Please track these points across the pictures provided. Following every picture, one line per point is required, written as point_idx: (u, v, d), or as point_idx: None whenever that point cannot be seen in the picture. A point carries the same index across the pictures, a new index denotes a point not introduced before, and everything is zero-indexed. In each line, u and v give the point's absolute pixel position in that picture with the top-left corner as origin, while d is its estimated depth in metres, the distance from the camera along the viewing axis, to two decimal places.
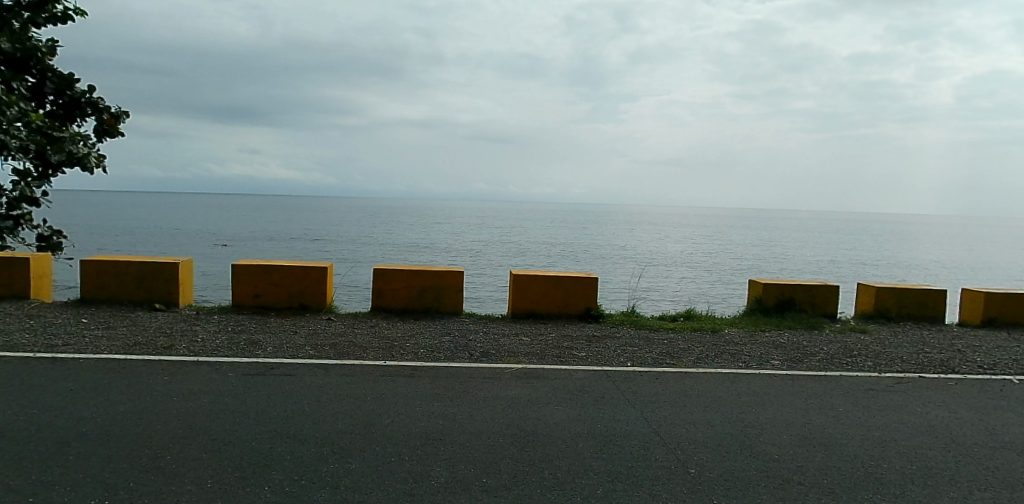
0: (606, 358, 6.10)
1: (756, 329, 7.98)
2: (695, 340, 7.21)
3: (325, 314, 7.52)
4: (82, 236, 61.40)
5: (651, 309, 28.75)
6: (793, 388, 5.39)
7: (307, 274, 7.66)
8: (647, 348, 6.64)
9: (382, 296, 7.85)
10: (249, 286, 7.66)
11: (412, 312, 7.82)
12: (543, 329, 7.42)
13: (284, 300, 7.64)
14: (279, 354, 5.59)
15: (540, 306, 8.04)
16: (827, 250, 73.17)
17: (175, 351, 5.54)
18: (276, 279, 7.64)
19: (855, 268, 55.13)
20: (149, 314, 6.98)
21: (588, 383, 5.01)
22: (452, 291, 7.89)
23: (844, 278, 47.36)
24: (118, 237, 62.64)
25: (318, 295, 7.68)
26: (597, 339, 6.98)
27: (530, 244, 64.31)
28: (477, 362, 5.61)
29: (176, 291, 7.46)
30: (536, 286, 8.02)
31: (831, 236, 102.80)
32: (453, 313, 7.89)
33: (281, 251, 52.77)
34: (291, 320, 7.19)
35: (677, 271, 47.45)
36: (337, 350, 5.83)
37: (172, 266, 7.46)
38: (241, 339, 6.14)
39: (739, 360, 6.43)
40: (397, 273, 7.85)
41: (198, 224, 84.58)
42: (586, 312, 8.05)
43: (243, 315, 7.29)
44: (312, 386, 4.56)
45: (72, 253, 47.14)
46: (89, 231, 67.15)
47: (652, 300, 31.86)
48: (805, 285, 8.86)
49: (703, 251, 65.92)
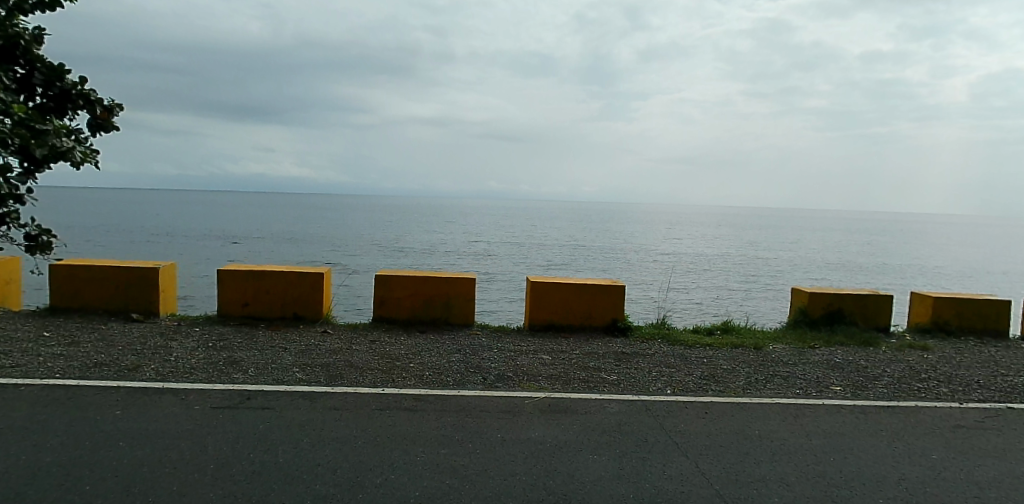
0: (641, 382, 5.25)
1: (805, 346, 7.08)
2: (739, 360, 6.33)
3: (320, 327, 6.72)
4: (89, 234, 60.77)
5: (669, 311, 27.49)
6: (866, 426, 4.52)
7: (302, 280, 6.88)
8: (686, 369, 5.78)
9: (385, 305, 7.04)
10: (237, 295, 6.88)
11: (419, 323, 7.01)
12: (564, 344, 6.59)
13: (276, 310, 6.85)
14: (262, 378, 4.78)
15: (560, 317, 7.19)
16: (846, 251, 71.10)
17: (141, 374, 4.72)
18: (267, 286, 6.85)
19: (878, 270, 53.28)
20: (123, 327, 6.21)
21: (624, 420, 4.17)
22: (461, 300, 7.08)
23: (867, 280, 45.68)
24: (124, 234, 61.97)
25: (313, 304, 6.89)
26: (627, 358, 6.13)
27: (541, 244, 63.04)
28: (492, 389, 4.78)
29: (156, 300, 6.70)
30: (557, 295, 7.19)
31: (849, 236, 100.50)
32: (464, 325, 7.07)
33: (288, 250, 51.99)
34: (281, 334, 6.37)
35: (693, 271, 46.03)
36: (331, 373, 5.02)
37: (152, 272, 6.70)
38: (221, 358, 5.34)
39: (795, 387, 5.55)
40: (402, 280, 7.04)
41: (207, 222, 83.83)
42: (612, 324, 7.20)
43: (228, 328, 6.48)
44: (293, 424, 3.74)
45: (76, 252, 46.44)
46: (96, 229, 66.53)
47: (668, 302, 30.49)
48: (855, 295, 7.95)
49: (718, 251, 64.24)
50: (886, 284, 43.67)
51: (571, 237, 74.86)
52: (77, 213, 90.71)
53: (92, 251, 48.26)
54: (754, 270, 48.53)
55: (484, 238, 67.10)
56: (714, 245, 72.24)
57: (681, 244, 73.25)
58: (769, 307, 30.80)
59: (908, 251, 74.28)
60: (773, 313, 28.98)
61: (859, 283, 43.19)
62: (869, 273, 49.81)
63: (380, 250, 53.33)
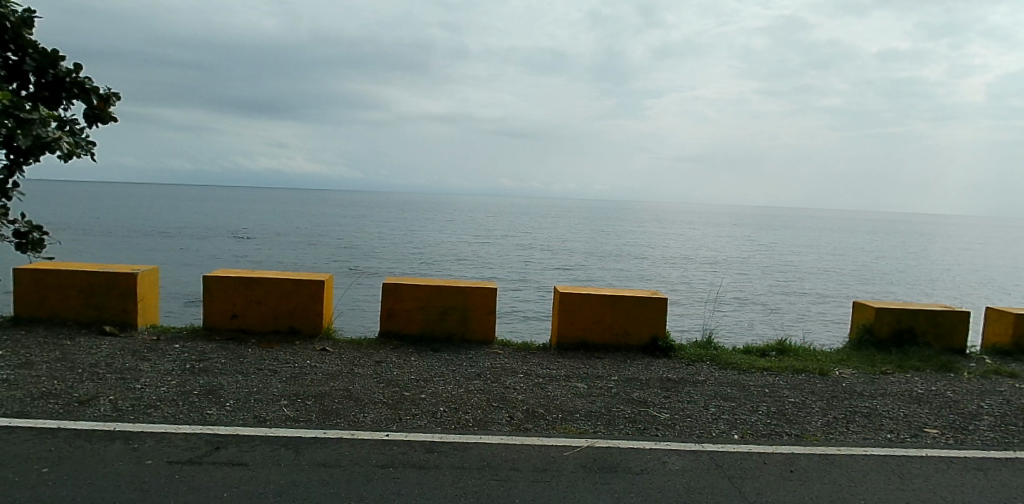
0: (702, 425, 4.32)
1: (875, 372, 6.14)
2: (807, 391, 5.38)
3: (318, 344, 5.85)
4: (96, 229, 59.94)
5: (697, 314, 26.02)
6: (997, 493, 3.55)
7: (299, 289, 6.04)
8: (749, 406, 4.84)
9: (392, 319, 6.17)
10: (224, 304, 6.03)
11: (431, 339, 6.13)
12: (600, 367, 5.67)
13: (269, 323, 6.01)
14: (241, 416, 3.91)
15: (592, 335, 6.29)
16: (874, 253, 68.64)
17: (93, 408, 3.88)
18: (259, 295, 6.03)
19: (910, 272, 51.14)
20: (90, 343, 5.37)
21: (695, 488, 3.23)
22: (481, 313, 6.19)
23: (901, 283, 43.58)
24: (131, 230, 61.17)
25: (311, 316, 6.03)
26: (676, 388, 5.20)
27: (557, 242, 61.56)
28: (521, 434, 3.87)
29: (133, 311, 5.89)
30: (589, 309, 6.29)
31: (869, 237, 97.90)
32: (482, 342, 6.19)
33: (296, 247, 51.00)
34: (275, 353, 5.52)
35: (716, 272, 44.30)
36: (325, 408, 4.14)
37: (128, 279, 5.90)
38: (197, 386, 4.47)
39: (883, 430, 4.61)
40: (413, 290, 6.17)
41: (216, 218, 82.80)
42: (652, 344, 6.28)
43: (212, 345, 5.62)
44: (264, 492, 2.85)
45: (82, 248, 45.60)
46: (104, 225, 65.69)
47: (694, 305, 28.97)
48: (927, 311, 6.96)
49: (740, 252, 62.24)
50: (920, 287, 41.60)
51: (587, 236, 73.24)
52: (86, 207, 89.95)
53: (97, 246, 47.47)
54: (781, 272, 46.57)
55: (498, 235, 65.73)
56: (732, 245, 70.41)
57: (699, 243, 71.53)
58: (801, 311, 29.13)
59: (939, 253, 71.51)
60: (807, 318, 27.34)
61: (893, 287, 41.16)
62: (901, 276, 47.71)
63: (391, 247, 52.32)
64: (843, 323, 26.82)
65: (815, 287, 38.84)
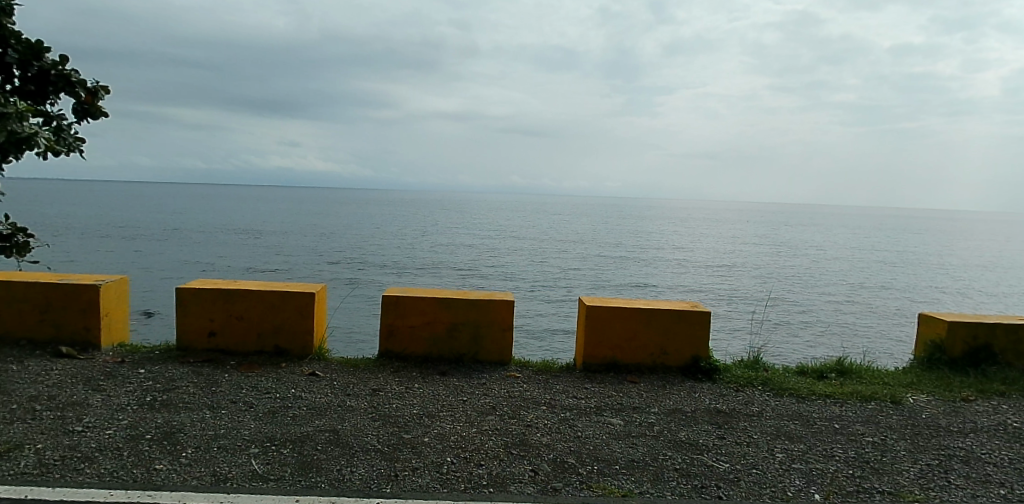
0: (772, 481, 3.45)
1: (955, 398, 5.25)
2: (885, 430, 4.49)
3: (307, 367, 5.06)
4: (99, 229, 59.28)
5: (725, 315, 24.72)
6: None
7: (288, 302, 5.26)
8: (821, 453, 3.97)
9: (393, 337, 5.36)
10: (200, 320, 5.26)
11: (439, 360, 5.33)
12: (637, 396, 4.80)
13: (251, 343, 5.25)
14: (197, 473, 3.10)
15: (623, 354, 5.45)
16: (899, 250, 66.24)
17: (10, 463, 3.10)
18: (241, 310, 5.26)
19: (942, 270, 49.05)
20: (40, 368, 4.61)
21: None
22: (495, 330, 5.37)
23: (934, 281, 41.69)
24: (134, 229, 60.39)
25: (301, 334, 5.26)
26: (730, 424, 4.35)
27: (571, 240, 60.20)
28: (547, 499, 3.04)
29: (96, 328, 5.14)
30: (621, 325, 5.44)
31: (886, 234, 95.48)
32: (497, 363, 5.37)
33: (300, 246, 50.09)
34: (256, 378, 4.73)
35: (738, 270, 42.78)
36: (303, 458, 3.33)
37: (90, 290, 5.13)
38: (152, 428, 3.67)
39: (994, 483, 3.71)
40: (417, 303, 5.34)
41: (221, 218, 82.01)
42: (693, 365, 5.45)
43: (183, 368, 4.85)
44: None
45: (83, 246, 44.91)
46: (108, 224, 65.07)
47: (720, 304, 27.63)
48: (1007, 325, 6.02)
49: (761, 249, 60.45)
50: (955, 286, 39.70)
51: (602, 234, 71.79)
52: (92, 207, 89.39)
53: (98, 245, 46.71)
54: (806, 270, 44.85)
55: (511, 233, 64.46)
56: (746, 242, 68.81)
57: (710, 240, 69.90)
58: (833, 311, 27.70)
59: (968, 251, 68.98)
60: (841, 319, 25.90)
61: (927, 286, 39.28)
62: (933, 274, 45.75)
63: (397, 246, 51.23)
64: (879, 324, 25.38)
65: (844, 286, 37.21)
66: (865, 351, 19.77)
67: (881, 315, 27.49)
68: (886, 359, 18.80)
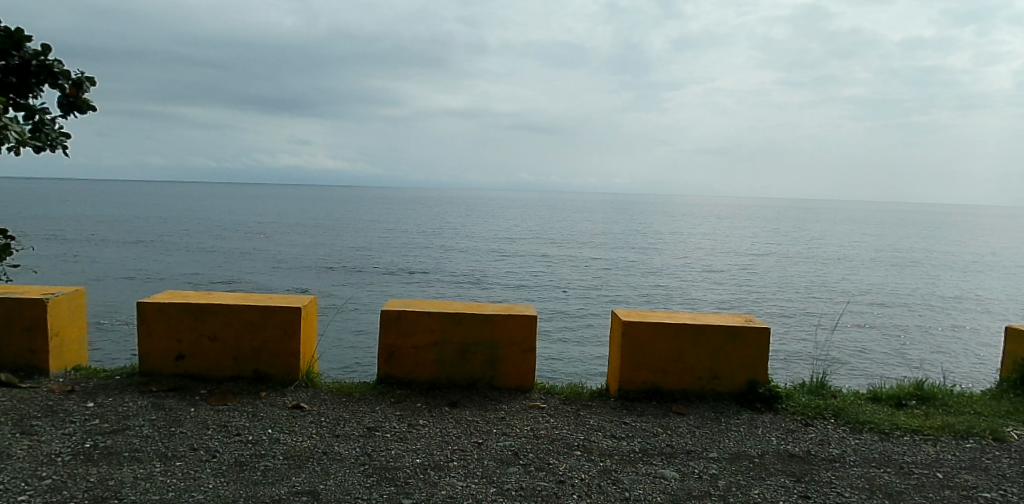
0: None
1: None
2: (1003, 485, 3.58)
3: (291, 397, 4.26)
4: (101, 229, 58.41)
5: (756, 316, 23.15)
6: None
7: (271, 317, 4.43)
8: None
9: (394, 360, 4.53)
10: (165, 340, 4.44)
11: (449, 387, 4.51)
12: (685, 435, 3.95)
13: (227, 366, 4.47)
14: None
15: (666, 378, 4.60)
16: (919, 248, 64.18)
17: None
18: (214, 329, 4.44)
19: (978, 269, 46.63)
20: None
21: None
22: (516, 351, 4.53)
23: (972, 281, 39.43)
24: (136, 229, 59.56)
25: (286, 356, 4.46)
26: (810, 476, 3.47)
27: (583, 238, 58.75)
28: None
29: (43, 351, 4.35)
30: (664, 344, 4.58)
31: (903, 230, 93.11)
32: (517, 390, 4.55)
33: (303, 245, 49.03)
34: (229, 414, 3.93)
35: (762, 268, 40.94)
36: None
37: (34, 306, 4.32)
38: (77, 493, 2.84)
39: None
40: (423, 320, 4.49)
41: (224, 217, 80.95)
42: (749, 391, 4.63)
43: (142, 400, 4.06)
44: None
45: (81, 247, 44.01)
46: (110, 224, 64.26)
47: (748, 304, 26.06)
48: None
49: (782, 246, 58.36)
50: (996, 286, 37.47)
51: (616, 231, 69.90)
52: (93, 206, 88.41)
53: (97, 245, 45.79)
54: (834, 268, 42.77)
55: (524, 232, 62.95)
56: (759, 239, 67.08)
57: (723, 237, 68.15)
58: (865, 311, 26.14)
59: (1001, 249, 66.07)
60: (882, 321, 24.18)
61: (967, 285, 37.11)
62: (970, 273, 43.41)
63: (402, 244, 50.08)
64: (924, 326, 23.61)
65: (877, 285, 35.21)
66: (910, 357, 18.21)
67: (922, 316, 25.69)
68: (950, 370, 16.97)
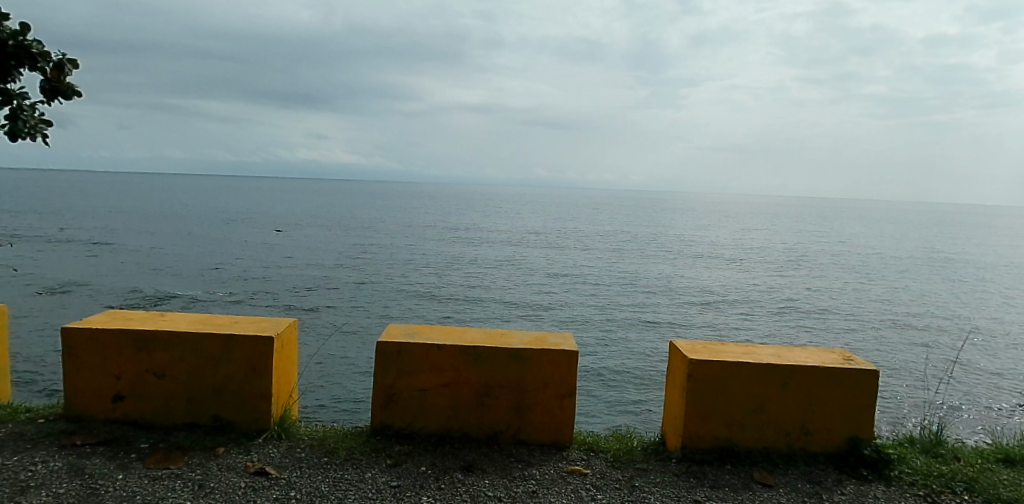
0: None
1: None
2: None
3: (257, 455, 3.27)
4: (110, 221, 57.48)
5: (797, 331, 21.60)
6: None
7: (233, 349, 3.42)
8: None
9: (392, 406, 3.53)
10: (99, 375, 3.48)
11: (460, 441, 3.50)
12: None
13: (179, 409, 3.49)
14: None
15: (742, 434, 3.55)
16: (950, 252, 61.58)
17: None
18: (165, 363, 3.46)
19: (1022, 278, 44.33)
20: None
21: None
22: (549, 395, 3.50)
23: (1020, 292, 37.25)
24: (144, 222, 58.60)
25: (251, 397, 3.46)
26: None
27: (599, 236, 57.02)
28: None
29: None
30: (743, 389, 3.52)
31: (930, 232, 90.08)
32: (549, 446, 3.53)
33: (312, 240, 47.81)
34: (167, 486, 2.92)
35: (793, 271, 39.08)
36: None
37: None
38: None
39: None
40: (431, 355, 3.46)
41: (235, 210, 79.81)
42: (852, 453, 3.56)
43: (58, 461, 3.07)
44: None
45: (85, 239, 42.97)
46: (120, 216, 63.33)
47: (785, 314, 24.47)
48: None
49: (807, 249, 56.16)
50: None
51: (637, 230, 67.96)
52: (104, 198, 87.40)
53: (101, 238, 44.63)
54: (870, 274, 40.81)
55: (541, 229, 61.29)
56: (781, 239, 64.71)
57: (744, 237, 66.01)
58: (905, 323, 24.45)
59: None
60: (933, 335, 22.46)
61: (1013, 296, 35.10)
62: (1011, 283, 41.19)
63: (414, 240, 48.75)
64: (982, 342, 21.87)
65: (917, 292, 33.33)
66: (962, 378, 16.67)
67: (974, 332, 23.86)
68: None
